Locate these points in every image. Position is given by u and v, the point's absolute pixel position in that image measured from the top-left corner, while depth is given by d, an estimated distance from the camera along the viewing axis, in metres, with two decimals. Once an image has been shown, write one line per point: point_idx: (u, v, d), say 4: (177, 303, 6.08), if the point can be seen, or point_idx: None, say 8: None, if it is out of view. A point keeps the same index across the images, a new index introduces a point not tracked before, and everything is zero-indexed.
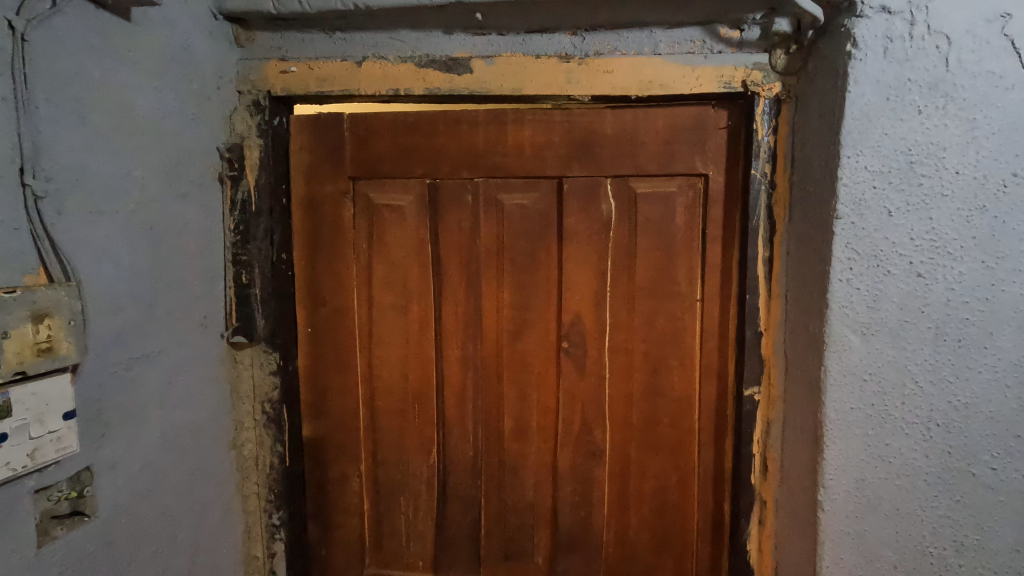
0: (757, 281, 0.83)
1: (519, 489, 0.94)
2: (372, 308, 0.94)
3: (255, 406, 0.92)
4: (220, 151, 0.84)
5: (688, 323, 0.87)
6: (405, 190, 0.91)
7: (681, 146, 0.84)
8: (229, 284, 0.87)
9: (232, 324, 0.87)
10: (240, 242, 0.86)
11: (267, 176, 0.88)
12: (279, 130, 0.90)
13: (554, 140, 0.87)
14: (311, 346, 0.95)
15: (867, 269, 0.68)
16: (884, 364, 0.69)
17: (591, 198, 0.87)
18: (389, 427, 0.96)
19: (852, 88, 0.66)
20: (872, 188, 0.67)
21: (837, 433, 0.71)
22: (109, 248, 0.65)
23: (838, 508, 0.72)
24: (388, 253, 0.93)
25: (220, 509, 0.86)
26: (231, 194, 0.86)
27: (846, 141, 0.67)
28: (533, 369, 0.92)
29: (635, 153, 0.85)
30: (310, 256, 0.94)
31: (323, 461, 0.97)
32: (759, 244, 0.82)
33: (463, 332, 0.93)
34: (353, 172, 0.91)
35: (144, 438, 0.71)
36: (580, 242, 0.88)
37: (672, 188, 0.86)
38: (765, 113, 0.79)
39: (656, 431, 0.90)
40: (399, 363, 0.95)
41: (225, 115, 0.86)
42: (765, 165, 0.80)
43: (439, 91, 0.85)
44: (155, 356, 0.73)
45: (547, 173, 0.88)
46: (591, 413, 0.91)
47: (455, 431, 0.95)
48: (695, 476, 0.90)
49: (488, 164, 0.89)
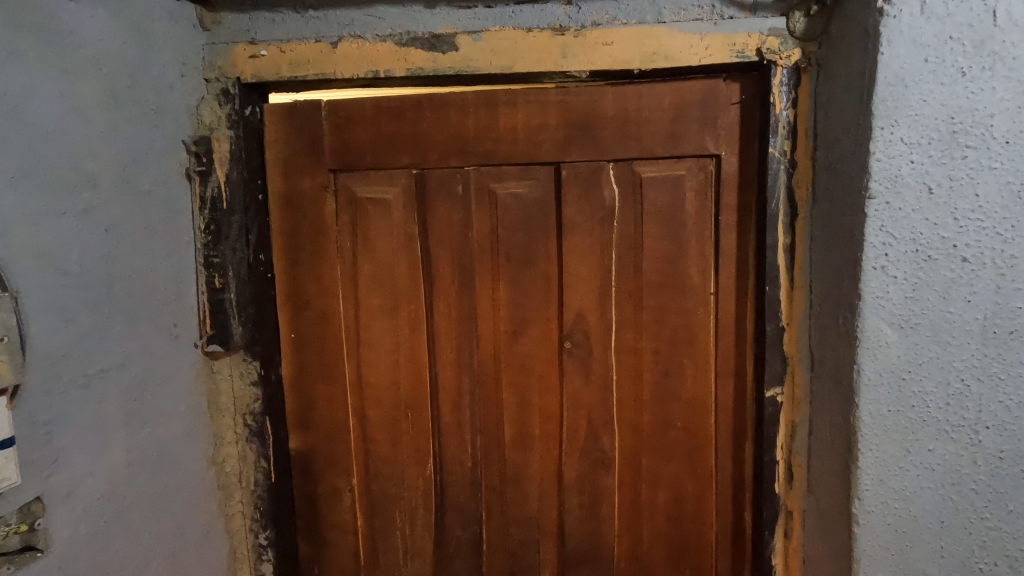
0: (778, 272, 0.75)
1: (522, 502, 0.88)
2: (358, 310, 0.87)
3: (235, 419, 0.87)
4: (186, 144, 0.78)
5: (701, 319, 0.80)
6: (390, 182, 0.84)
7: (690, 124, 0.77)
8: (201, 289, 0.80)
9: (206, 332, 0.81)
10: (211, 243, 0.80)
11: (239, 171, 0.81)
12: (252, 120, 0.83)
13: (550, 123, 0.79)
14: (295, 354, 0.89)
15: (904, 255, 0.60)
16: (926, 361, 0.61)
17: (592, 184, 0.80)
18: (381, 437, 0.89)
19: (884, 50, 0.58)
20: (910, 163, 0.59)
21: (873, 439, 0.63)
22: (55, 253, 0.58)
23: (875, 522, 0.64)
24: (374, 250, 0.86)
25: (200, 533, 0.80)
26: (199, 191, 0.79)
27: (879, 110, 0.59)
28: (534, 372, 0.85)
29: (638, 135, 0.78)
30: (290, 256, 0.87)
31: (311, 476, 0.91)
32: (779, 231, 0.74)
33: (457, 333, 0.86)
34: (333, 164, 0.84)
35: (106, 459, 0.64)
36: (581, 233, 0.81)
37: (681, 172, 0.78)
38: (783, 84, 0.72)
39: (668, 436, 0.83)
40: (390, 368, 0.88)
41: (192, 105, 0.79)
42: (783, 143, 0.73)
43: (423, 71, 0.77)
44: (116, 370, 0.66)
45: (543, 159, 0.80)
46: (598, 418, 0.84)
47: (452, 440, 0.88)
48: (713, 484, 0.83)
49: (478, 151, 0.82)
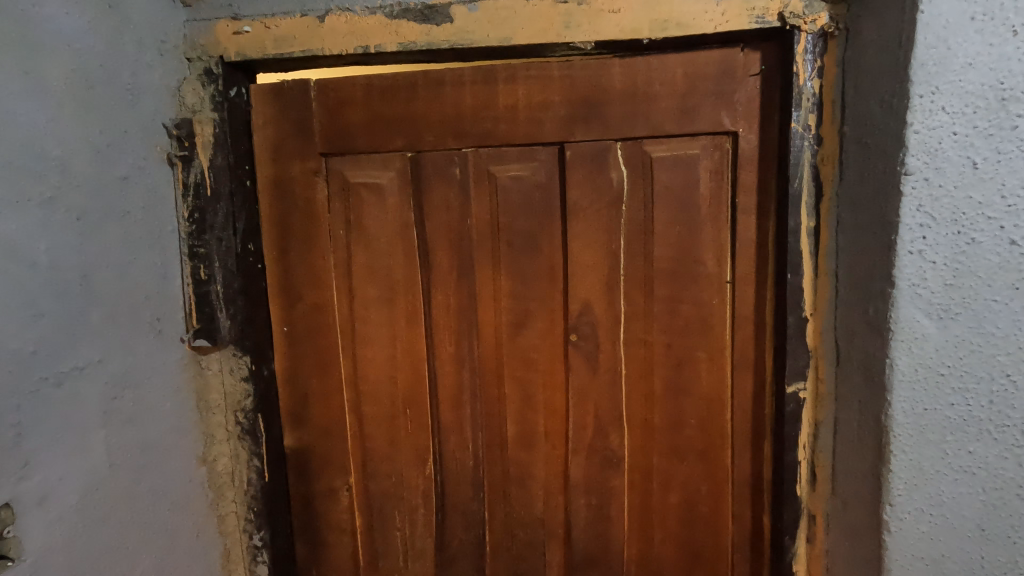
0: (801, 258, 0.70)
1: (527, 502, 0.84)
2: (353, 302, 0.83)
3: (227, 416, 0.83)
4: (167, 128, 0.73)
5: (717, 310, 0.75)
6: (384, 166, 0.79)
7: (704, 99, 0.71)
8: (186, 281, 0.76)
9: (193, 326, 0.77)
10: (196, 232, 0.76)
11: (224, 155, 0.76)
12: (238, 102, 0.78)
13: (553, 100, 0.74)
14: (288, 348, 0.85)
15: (944, 237, 0.54)
16: (967, 355, 0.56)
17: (599, 166, 0.74)
18: (378, 435, 0.86)
19: (925, 7, 0.52)
20: (952, 135, 0.53)
21: (907, 440, 0.58)
22: (21, 243, 0.54)
23: (908, 530, 0.59)
24: (368, 239, 0.81)
25: (190, 535, 0.76)
26: (182, 177, 0.75)
27: (918, 76, 0.53)
28: (538, 366, 0.80)
29: (648, 112, 0.72)
30: (281, 245, 0.83)
31: (307, 474, 0.87)
32: (803, 214, 0.69)
33: (457, 326, 0.82)
34: (324, 148, 0.80)
35: (81, 461, 0.61)
36: (587, 218, 0.76)
37: (695, 151, 0.72)
38: (808, 52, 0.66)
39: (681, 434, 0.78)
40: (387, 363, 0.84)
41: (172, 86, 0.74)
42: (807, 117, 0.67)
43: (416, 46, 0.72)
44: (92, 368, 0.62)
45: (546, 139, 0.75)
46: (606, 415, 0.79)
47: (453, 438, 0.84)
48: (729, 485, 0.78)
49: (476, 131, 0.76)
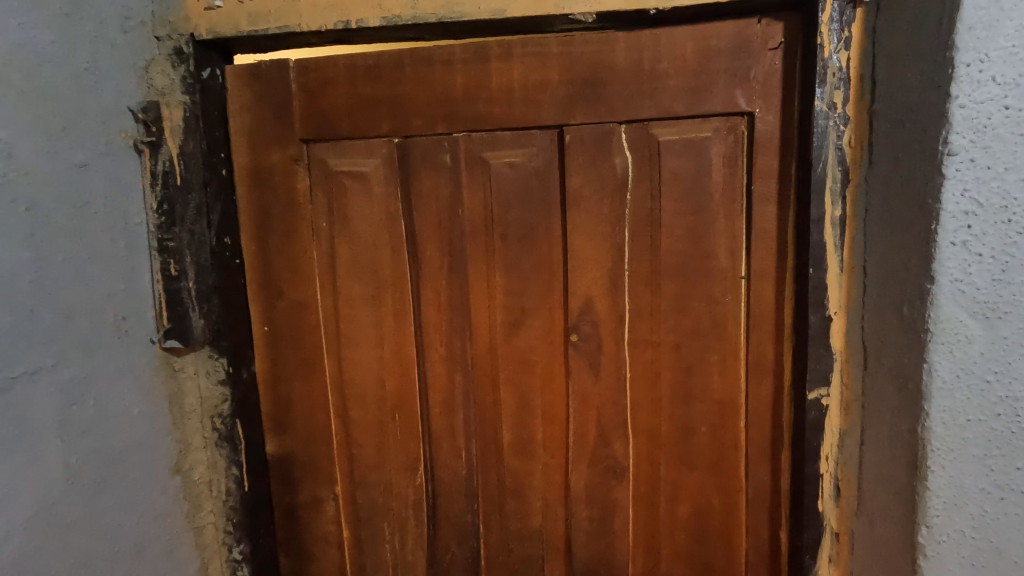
0: (826, 252, 0.63)
1: (525, 515, 0.78)
2: (338, 299, 0.78)
3: (204, 422, 0.77)
4: (133, 112, 0.68)
5: (731, 308, 0.68)
6: (370, 152, 0.74)
7: (717, 77, 0.64)
8: (155, 277, 0.71)
9: (163, 326, 0.71)
10: (165, 224, 0.70)
11: (196, 142, 0.71)
12: (211, 84, 0.73)
13: (551, 79, 0.68)
14: (269, 349, 0.80)
15: (992, 226, 0.48)
16: (1017, 360, 0.49)
17: (601, 151, 0.68)
18: (366, 442, 0.80)
19: None
20: (1003, 109, 0.47)
21: (946, 454, 0.52)
22: None
23: (946, 554, 0.53)
24: (353, 232, 0.76)
25: (162, 550, 0.71)
26: (150, 165, 0.69)
27: (964, 43, 0.47)
28: (536, 369, 0.74)
29: (656, 91, 0.66)
30: (261, 238, 0.77)
31: (291, 482, 0.82)
32: (827, 202, 0.62)
33: (448, 325, 0.76)
34: (305, 134, 0.74)
35: (32, 477, 0.55)
36: (588, 208, 0.70)
37: (707, 134, 0.66)
38: (834, 21, 0.59)
39: (691, 442, 0.72)
40: (375, 365, 0.78)
41: (139, 66, 0.68)
42: (833, 94, 0.60)
43: (400, 20, 0.66)
44: (43, 374, 0.57)
45: (543, 123, 0.69)
46: (609, 422, 0.73)
47: (444, 445, 0.78)
48: (744, 499, 0.71)
49: (468, 114, 0.70)
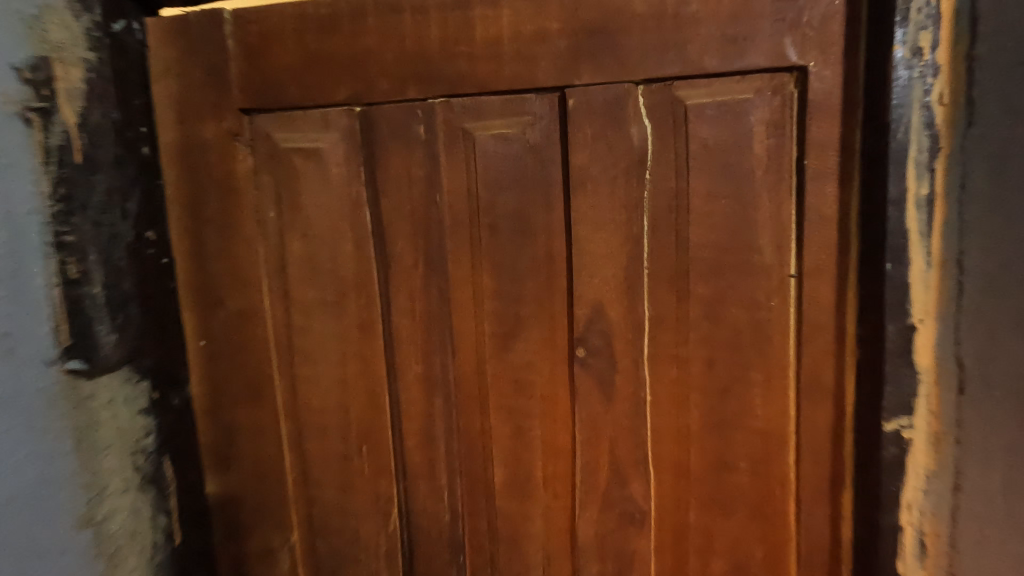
0: (911, 241, 0.49)
1: (523, 569, 0.63)
2: (290, 306, 0.63)
3: (126, 459, 0.58)
4: (16, 67, 0.49)
5: (777, 316, 0.55)
6: (326, 124, 0.60)
7: (761, 21, 0.51)
8: (51, 281, 0.52)
9: (64, 344, 0.53)
10: (62, 215, 0.52)
11: (103, 110, 0.56)
12: (125, 40, 0.59)
13: (550, 29, 0.54)
14: (206, 367, 0.65)
15: None
16: None
17: (614, 119, 0.54)
18: (327, 480, 0.66)
19: None
20: None
21: None
22: None
23: None
24: (307, 223, 0.61)
25: None
26: (42, 139, 0.51)
27: None
28: (534, 392, 0.60)
29: (683, 42, 0.52)
30: (194, 232, 0.63)
31: (237, 530, 0.67)
32: (910, 177, 0.48)
33: (427, 338, 0.61)
34: (244, 102, 0.60)
35: None
36: (598, 192, 0.56)
37: (746, 96, 0.52)
38: None
39: (728, 481, 0.58)
40: (336, 387, 0.64)
41: (27, 10, 0.50)
42: (919, 36, 0.47)
43: None
44: None
45: (541, 84, 0.55)
46: (625, 456, 0.59)
47: (423, 485, 0.64)
48: (794, 551, 0.57)
49: (447, 75, 0.56)
